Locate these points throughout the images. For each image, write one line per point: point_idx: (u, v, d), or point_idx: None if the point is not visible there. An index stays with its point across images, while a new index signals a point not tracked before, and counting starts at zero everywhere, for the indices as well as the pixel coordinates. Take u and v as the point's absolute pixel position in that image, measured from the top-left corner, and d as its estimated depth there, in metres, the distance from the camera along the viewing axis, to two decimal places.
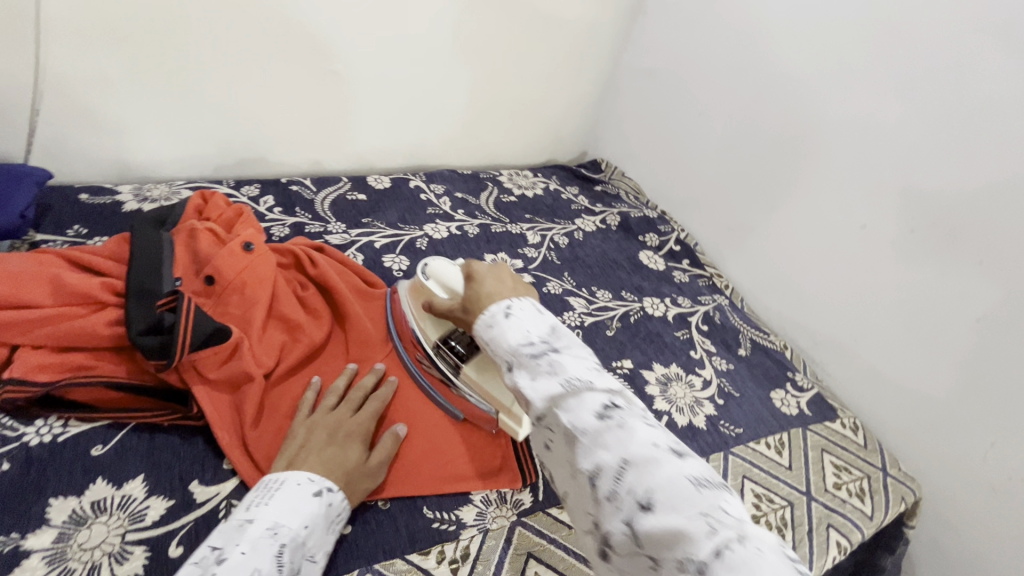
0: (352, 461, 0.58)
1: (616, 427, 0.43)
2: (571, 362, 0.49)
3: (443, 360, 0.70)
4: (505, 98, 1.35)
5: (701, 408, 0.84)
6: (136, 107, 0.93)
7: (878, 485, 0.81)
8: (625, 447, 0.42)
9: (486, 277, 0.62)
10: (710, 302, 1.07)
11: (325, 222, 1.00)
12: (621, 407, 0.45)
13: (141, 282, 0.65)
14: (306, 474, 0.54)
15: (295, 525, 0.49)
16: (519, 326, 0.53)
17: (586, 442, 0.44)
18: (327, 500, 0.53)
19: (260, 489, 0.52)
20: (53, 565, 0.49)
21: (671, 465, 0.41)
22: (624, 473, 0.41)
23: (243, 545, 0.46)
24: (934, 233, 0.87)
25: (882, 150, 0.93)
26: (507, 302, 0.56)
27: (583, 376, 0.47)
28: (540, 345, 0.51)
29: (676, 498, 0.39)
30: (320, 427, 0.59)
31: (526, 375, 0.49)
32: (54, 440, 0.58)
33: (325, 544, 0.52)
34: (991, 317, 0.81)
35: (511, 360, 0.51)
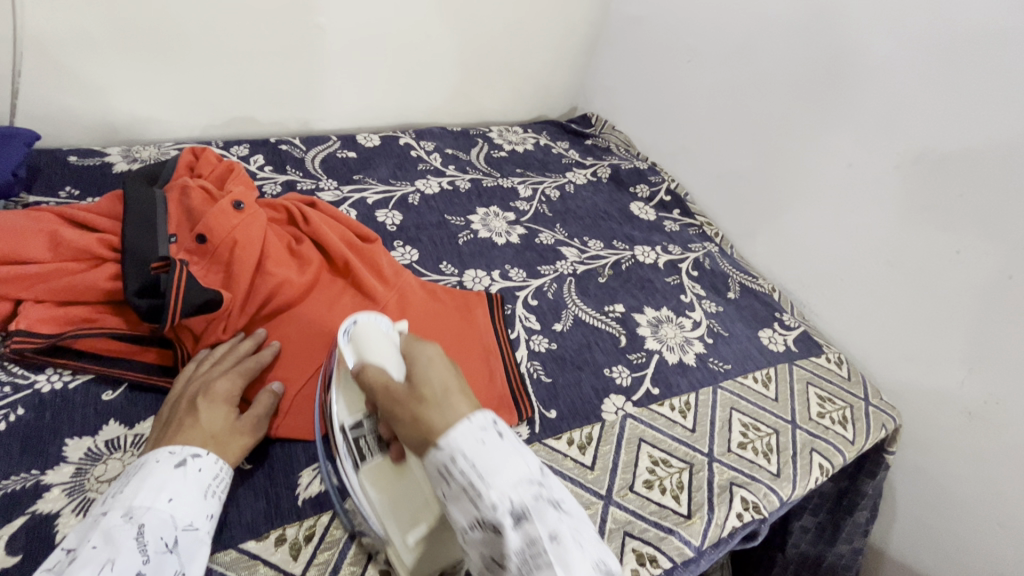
0: (217, 424, 0.55)
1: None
2: (585, 531, 0.43)
3: (347, 450, 0.53)
4: (493, 51, 1.33)
5: (691, 347, 0.87)
6: (118, 66, 0.92)
7: (860, 413, 0.85)
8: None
9: (433, 382, 0.50)
10: (700, 249, 1.09)
11: (317, 179, 1.00)
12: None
13: (135, 241, 0.66)
14: (167, 448, 0.51)
15: (155, 503, 0.46)
16: (505, 463, 0.43)
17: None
18: (195, 468, 0.50)
19: (122, 477, 0.49)
20: (73, 496, 0.51)
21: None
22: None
23: (96, 538, 0.43)
24: (918, 168, 0.88)
25: (871, 89, 0.93)
26: (484, 420, 0.46)
27: (602, 555, 0.42)
28: (548, 500, 0.43)
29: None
30: (182, 402, 0.57)
31: (542, 532, 0.41)
32: (65, 386, 0.60)
33: (209, 510, 0.49)
34: (971, 249, 0.83)
35: (515, 509, 0.42)
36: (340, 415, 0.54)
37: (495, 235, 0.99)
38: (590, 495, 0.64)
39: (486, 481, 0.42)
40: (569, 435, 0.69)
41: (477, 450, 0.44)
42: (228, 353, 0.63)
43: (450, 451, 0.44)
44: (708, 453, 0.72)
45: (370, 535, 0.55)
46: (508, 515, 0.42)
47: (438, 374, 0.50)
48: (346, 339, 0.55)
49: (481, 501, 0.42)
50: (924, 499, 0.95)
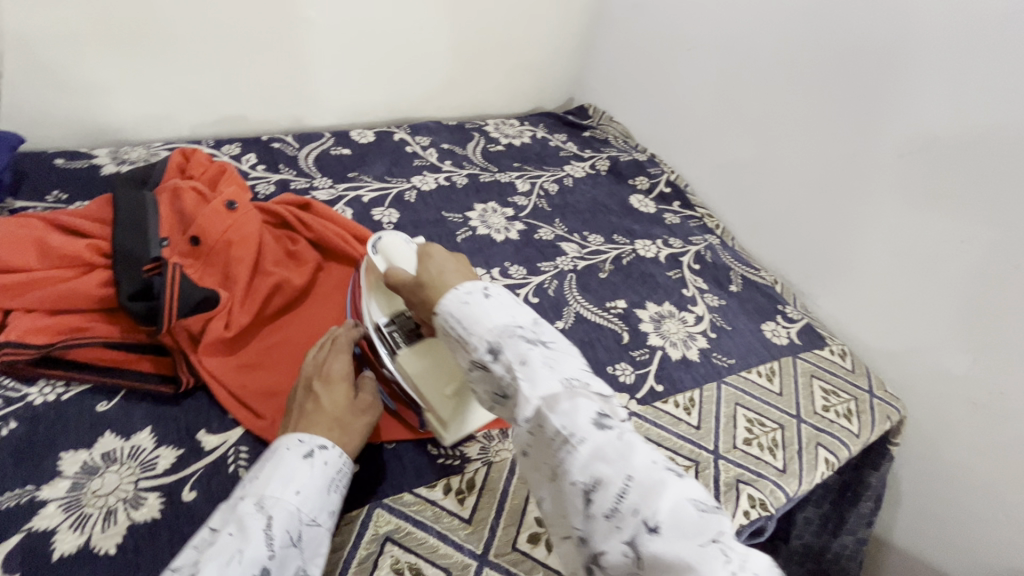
0: (338, 406, 0.57)
1: (616, 440, 0.42)
2: (564, 361, 0.48)
3: (382, 341, 0.64)
4: (487, 42, 1.31)
5: (694, 342, 0.86)
6: (104, 65, 0.90)
7: (865, 405, 0.84)
8: (629, 466, 0.41)
9: (436, 269, 0.58)
10: (701, 242, 1.08)
11: (311, 178, 0.98)
12: (612, 417, 0.44)
13: (127, 246, 0.64)
14: (296, 436, 0.53)
15: (284, 495, 0.47)
16: (488, 310, 0.51)
17: (582, 453, 0.42)
18: (320, 461, 0.51)
19: (258, 464, 0.51)
20: (71, 511, 0.50)
21: (674, 486, 0.40)
22: (619, 491, 0.40)
23: (231, 525, 0.45)
24: (921, 157, 0.87)
25: (872, 76, 0.91)
26: (477, 283, 0.54)
27: (579, 378, 0.46)
28: (532, 337, 0.49)
29: (680, 519, 0.38)
30: (299, 388, 0.59)
31: (513, 357, 0.47)
32: (59, 398, 0.59)
33: (329, 505, 0.50)
34: (976, 237, 0.82)
35: (492, 344, 0.48)
36: (374, 313, 0.65)
37: (493, 232, 0.97)
38: None
39: (470, 328, 0.50)
40: None
41: (463, 308, 0.51)
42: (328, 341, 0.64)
43: (445, 311, 0.52)
44: (714, 450, 0.71)
45: (374, 543, 0.53)
46: (488, 350, 0.48)
47: (436, 260, 0.59)
48: (375, 249, 0.67)
49: (468, 345, 0.50)
50: (928, 489, 0.95)
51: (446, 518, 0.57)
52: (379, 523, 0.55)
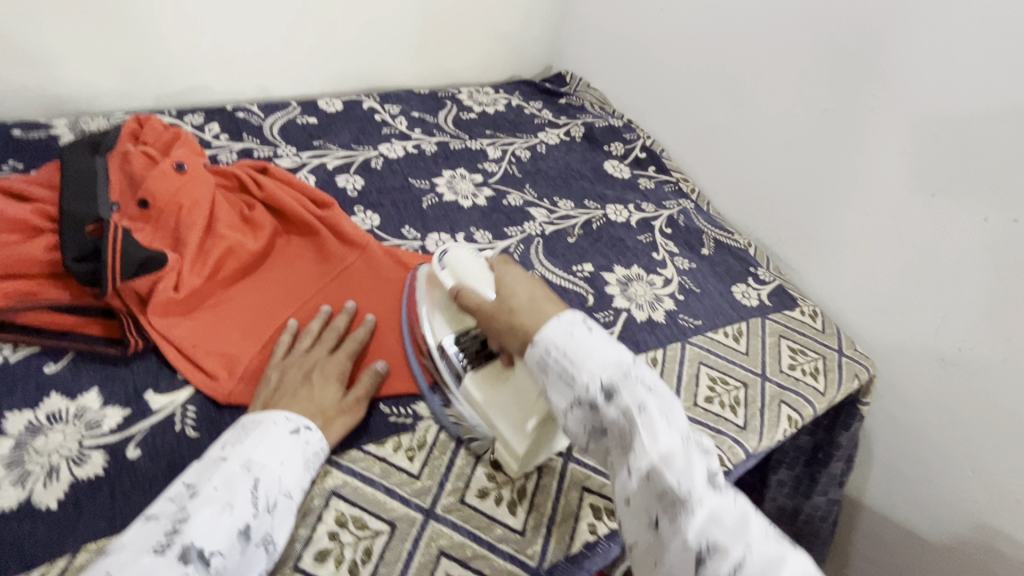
0: (328, 400, 0.57)
1: (728, 506, 0.43)
2: (677, 412, 0.47)
3: (448, 363, 0.62)
4: (460, 7, 1.27)
5: (660, 304, 0.85)
6: (58, 33, 0.88)
7: (833, 363, 0.84)
8: (744, 535, 0.41)
9: (527, 297, 0.56)
10: (675, 207, 1.06)
11: (275, 146, 0.97)
12: (721, 480, 0.45)
13: (73, 209, 0.63)
14: (284, 413, 0.53)
15: (270, 463, 0.48)
16: (599, 352, 0.49)
17: (698, 513, 0.42)
18: (305, 439, 0.52)
19: (238, 429, 0.52)
20: (12, 468, 0.50)
21: (791, 562, 0.40)
22: (737, 562, 0.40)
23: (217, 480, 0.45)
24: (893, 110, 0.84)
25: (846, 27, 0.88)
26: (580, 313, 0.53)
27: (691, 438, 0.46)
28: (644, 386, 0.48)
29: None
30: (293, 369, 0.59)
31: (626, 408, 0.46)
32: (7, 360, 0.58)
33: (304, 483, 0.51)
34: (946, 191, 0.80)
35: (606, 387, 0.48)
36: (440, 334, 0.64)
37: (460, 198, 0.96)
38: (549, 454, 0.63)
39: (579, 366, 0.49)
40: None
41: (568, 342, 0.50)
42: (326, 329, 0.65)
43: (544, 345, 0.51)
44: None
45: (319, 498, 0.54)
46: (601, 392, 0.48)
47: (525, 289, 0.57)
48: (442, 267, 0.66)
49: (575, 383, 0.49)
50: (899, 449, 0.94)
51: (395, 474, 0.57)
52: (325, 479, 0.55)
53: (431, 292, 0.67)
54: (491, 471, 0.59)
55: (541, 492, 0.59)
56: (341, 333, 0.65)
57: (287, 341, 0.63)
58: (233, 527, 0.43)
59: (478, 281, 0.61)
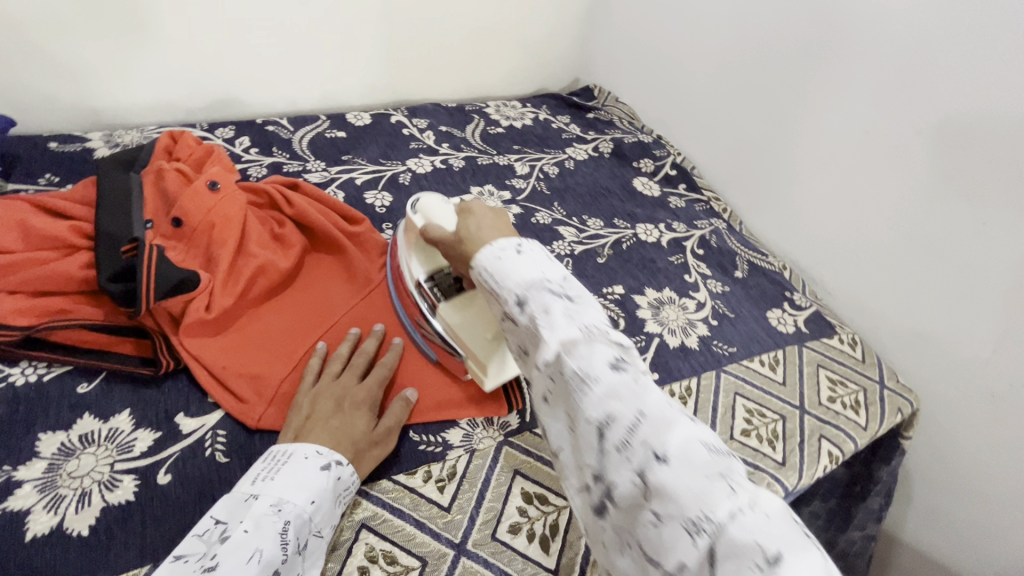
0: (361, 432, 0.56)
1: (630, 381, 0.40)
2: (586, 312, 0.45)
3: (422, 297, 0.66)
4: (489, 21, 1.27)
5: (693, 329, 0.83)
6: (97, 47, 0.89)
7: (874, 396, 0.80)
8: (642, 403, 0.39)
9: (478, 214, 0.58)
10: (706, 226, 1.04)
11: (304, 161, 0.97)
12: (631, 363, 0.42)
13: (109, 227, 0.64)
14: (315, 446, 0.52)
15: (300, 503, 0.47)
16: (526, 262, 0.48)
17: (596, 391, 0.40)
18: (335, 474, 0.51)
19: (269, 461, 0.51)
20: (45, 492, 0.50)
21: (687, 427, 0.38)
22: (630, 426, 0.38)
23: (247, 522, 0.46)
24: (942, 134, 0.81)
25: (890, 47, 0.85)
26: (518, 239, 0.51)
27: (597, 328, 0.44)
28: (557, 289, 0.46)
29: (689, 454, 0.37)
30: (325, 397, 0.57)
31: (538, 308, 0.45)
32: (40, 379, 0.58)
33: (335, 518, 0.50)
34: (998, 219, 0.77)
35: (519, 296, 0.46)
36: (414, 269, 0.68)
37: None
38: None
39: (500, 280, 0.48)
40: None
41: (495, 262, 0.49)
42: (357, 353, 0.64)
43: (481, 265, 0.50)
44: None
45: (349, 530, 0.52)
46: (516, 303, 0.47)
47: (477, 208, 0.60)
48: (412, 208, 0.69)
49: (501, 296, 0.48)
50: (941, 485, 0.90)
51: (425, 506, 0.56)
52: (355, 510, 0.54)
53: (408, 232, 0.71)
54: (523, 505, 0.58)
55: (575, 529, 0.57)
56: (371, 358, 0.64)
57: (316, 365, 0.62)
58: (261, 575, 0.43)
59: (443, 221, 0.64)
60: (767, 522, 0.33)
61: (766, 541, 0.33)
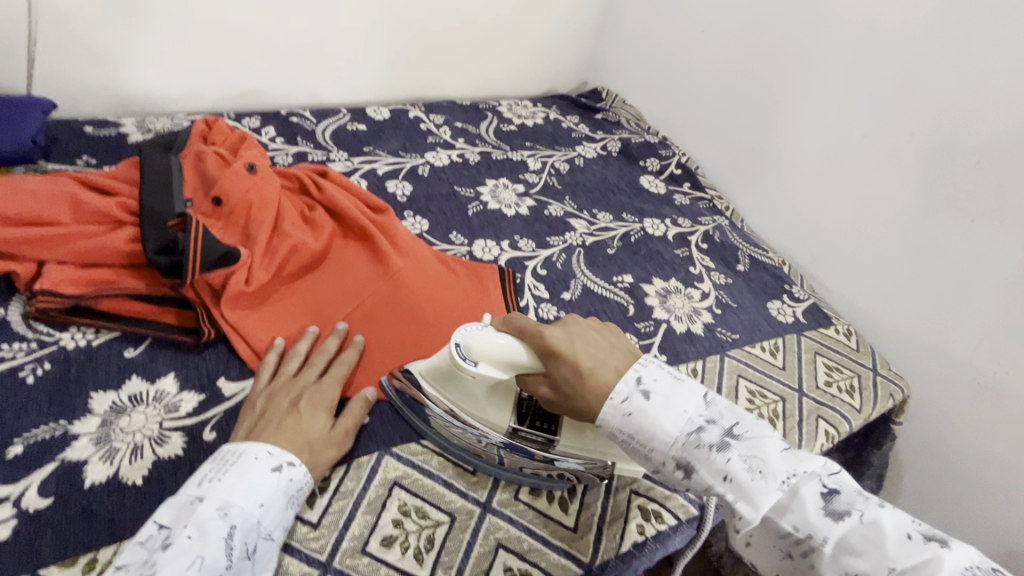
0: (315, 431, 0.55)
1: (860, 526, 0.46)
2: (767, 453, 0.49)
3: (526, 445, 0.59)
4: (503, 23, 1.32)
5: (699, 316, 0.87)
6: (132, 37, 0.93)
7: (868, 382, 0.85)
8: (888, 558, 0.44)
9: (575, 346, 0.54)
10: (710, 223, 1.09)
11: (328, 151, 1.01)
12: (844, 495, 0.48)
13: (154, 204, 0.67)
14: (267, 447, 0.50)
15: (249, 506, 0.46)
16: (669, 406, 0.51)
17: (827, 551, 0.46)
18: (287, 476, 0.49)
19: (218, 461, 0.49)
20: (100, 445, 0.53)
21: (947, 558, 0.42)
22: (868, 574, 0.44)
23: (190, 528, 0.43)
24: (933, 137, 0.86)
25: (886, 54, 0.91)
26: (635, 372, 0.53)
27: (793, 471, 0.48)
28: (713, 430, 0.50)
29: (932, 569, 0.42)
30: (279, 396, 0.57)
31: (711, 475, 0.49)
32: (90, 344, 0.62)
33: (286, 520, 0.49)
34: (986, 216, 0.82)
35: (683, 464, 0.50)
36: (501, 417, 0.60)
37: (504, 207, 0.99)
38: None
39: (650, 444, 0.51)
40: None
41: (641, 416, 0.51)
42: (319, 351, 0.63)
43: (613, 429, 0.52)
44: None
45: (383, 487, 0.56)
46: (677, 468, 0.50)
47: (557, 330, 0.55)
48: (458, 352, 0.57)
49: (653, 458, 0.51)
50: (929, 470, 0.95)
51: (452, 468, 0.60)
52: (388, 469, 0.58)
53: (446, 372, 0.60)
54: None
55: (591, 492, 0.61)
56: (331, 357, 0.64)
57: (273, 362, 0.62)
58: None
59: (513, 348, 0.55)
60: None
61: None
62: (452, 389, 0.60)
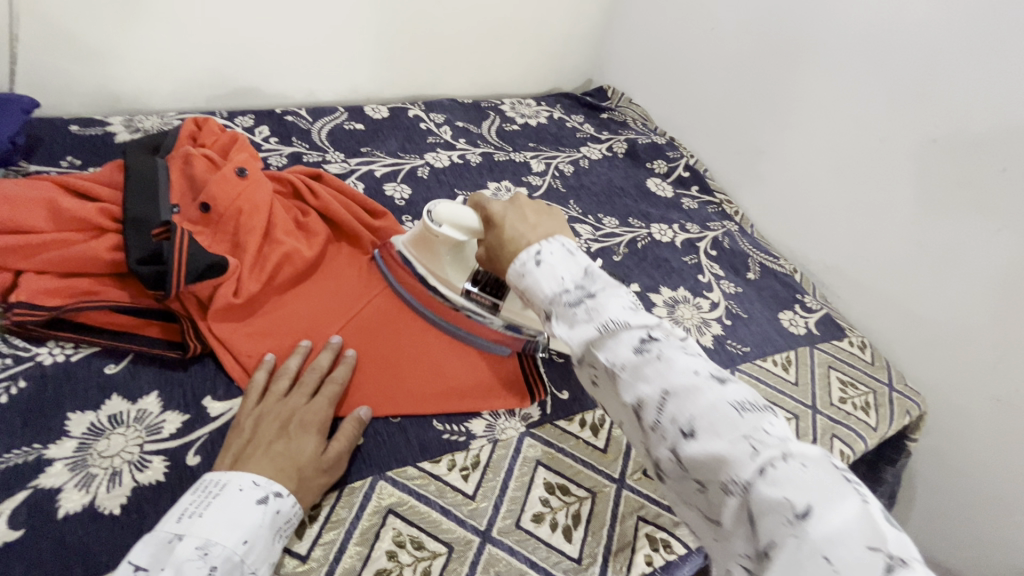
0: (306, 456, 0.52)
1: (654, 360, 0.43)
2: (610, 304, 0.47)
3: (477, 304, 0.69)
4: (507, 19, 1.28)
5: (708, 328, 0.84)
6: (119, 32, 0.89)
7: (883, 398, 0.82)
8: (666, 381, 0.42)
9: (506, 216, 0.58)
10: (719, 228, 1.05)
11: (324, 151, 0.97)
12: (660, 340, 0.44)
13: (138, 210, 0.63)
14: (252, 476, 0.48)
15: (231, 543, 0.44)
16: (552, 272, 0.50)
17: (626, 378, 0.44)
18: (273, 508, 0.47)
19: (199, 493, 0.47)
20: (76, 471, 0.50)
21: (713, 391, 0.40)
22: (669, 415, 0.41)
23: (168, 570, 0.41)
24: (956, 143, 0.82)
25: (907, 55, 0.87)
26: (536, 245, 0.52)
27: (618, 317, 0.46)
28: (576, 292, 0.48)
29: (717, 425, 0.39)
30: (269, 418, 0.54)
31: (563, 324, 0.48)
32: (69, 359, 0.59)
33: (273, 555, 0.46)
34: (1011, 227, 0.78)
35: (550, 304, 0.49)
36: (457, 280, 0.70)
37: None
38: (603, 479, 0.61)
39: (533, 289, 0.50)
40: (582, 417, 0.67)
41: (535, 265, 0.51)
42: (312, 367, 0.60)
43: (517, 269, 0.52)
44: None
45: (376, 516, 0.53)
46: (547, 314, 0.50)
47: (499, 205, 0.60)
48: (431, 218, 0.67)
49: (533, 299, 0.51)
50: (945, 487, 0.92)
51: (450, 493, 0.56)
52: (382, 496, 0.55)
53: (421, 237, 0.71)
54: (546, 495, 0.58)
55: (596, 519, 0.58)
56: (323, 374, 0.60)
57: (261, 381, 0.58)
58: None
59: (468, 217, 0.63)
60: (803, 475, 0.35)
61: (805, 488, 0.34)
62: (426, 253, 0.70)
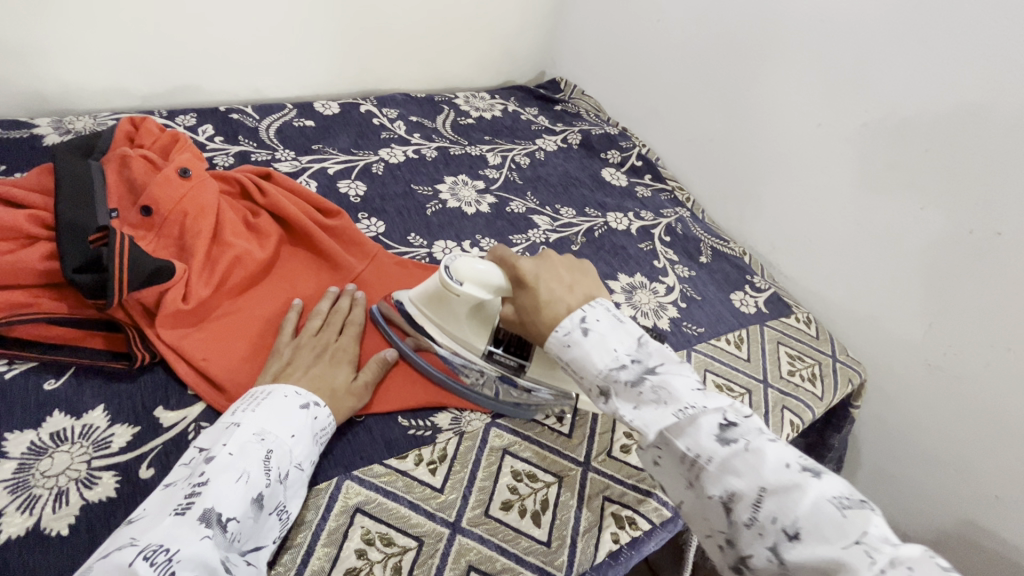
0: (339, 382, 0.59)
1: (742, 451, 0.41)
2: (676, 383, 0.45)
3: (498, 367, 0.64)
4: (457, 11, 1.27)
5: (665, 311, 0.87)
6: (40, 28, 0.84)
7: (828, 369, 0.87)
8: (760, 476, 0.40)
9: (539, 275, 0.54)
10: (672, 215, 1.08)
11: (273, 149, 0.94)
12: (741, 426, 0.43)
13: (71, 216, 0.60)
14: (294, 388, 0.55)
15: (282, 435, 0.50)
16: (602, 343, 0.48)
17: (711, 470, 0.42)
18: (313, 415, 0.53)
19: (247, 399, 0.53)
20: (18, 493, 0.48)
21: (812, 486, 0.39)
22: (755, 502, 0.40)
23: (232, 446, 0.47)
24: (885, 127, 0.87)
25: (840, 45, 0.91)
26: (580, 311, 0.50)
27: (694, 402, 0.44)
28: (633, 366, 0.47)
29: (821, 528, 0.37)
30: (305, 348, 0.61)
31: (626, 404, 0.46)
32: (3, 376, 0.55)
33: (313, 455, 0.53)
34: (934, 204, 0.83)
35: (602, 387, 0.47)
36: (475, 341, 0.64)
37: (464, 205, 0.96)
38: (568, 463, 0.63)
39: (582, 368, 0.49)
40: None
41: (583, 341, 0.49)
42: (334, 308, 0.67)
43: (561, 341, 0.50)
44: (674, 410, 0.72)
45: (344, 515, 0.53)
46: (600, 391, 0.48)
47: (529, 262, 0.56)
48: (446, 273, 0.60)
49: (582, 375, 0.49)
50: (884, 447, 0.99)
51: (419, 488, 0.56)
52: (349, 495, 0.54)
53: (434, 297, 0.64)
54: (513, 483, 0.59)
55: (564, 503, 0.59)
56: (346, 315, 0.67)
57: (294, 319, 0.64)
58: (249, 495, 0.44)
59: (493, 275, 0.58)
60: None
61: None
62: (444, 312, 0.64)
